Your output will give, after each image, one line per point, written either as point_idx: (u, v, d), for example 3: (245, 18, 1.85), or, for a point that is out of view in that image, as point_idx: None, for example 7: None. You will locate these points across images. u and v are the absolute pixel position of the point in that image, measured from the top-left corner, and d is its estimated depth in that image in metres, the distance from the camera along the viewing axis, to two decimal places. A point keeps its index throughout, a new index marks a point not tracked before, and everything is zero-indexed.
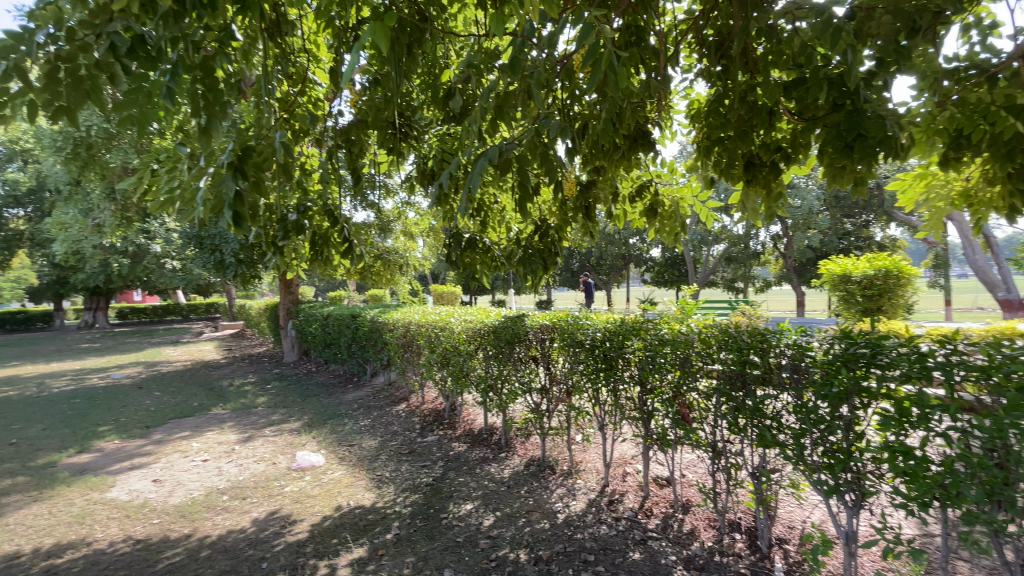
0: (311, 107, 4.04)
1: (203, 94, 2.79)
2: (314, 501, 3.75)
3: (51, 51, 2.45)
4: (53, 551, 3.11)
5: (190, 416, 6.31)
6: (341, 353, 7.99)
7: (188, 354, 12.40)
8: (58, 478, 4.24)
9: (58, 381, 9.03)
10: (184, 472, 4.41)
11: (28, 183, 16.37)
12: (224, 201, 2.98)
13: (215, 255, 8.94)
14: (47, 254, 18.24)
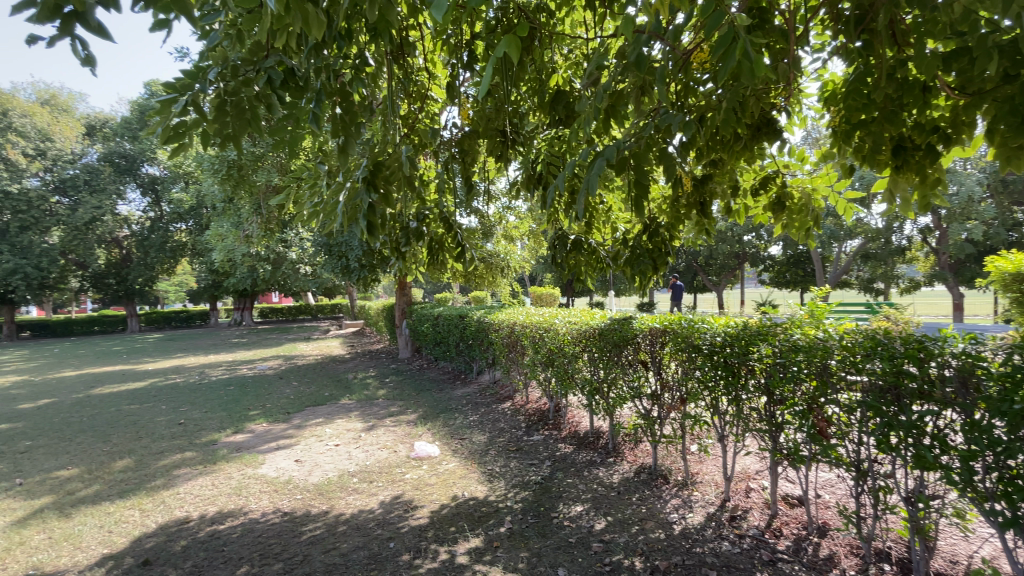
0: (426, 122, 4.31)
1: (341, 117, 3.11)
2: (431, 489, 3.99)
3: (222, 87, 2.86)
4: (220, 516, 3.62)
5: (323, 404, 7.06)
6: (450, 351, 8.43)
7: (318, 349, 13.86)
8: (221, 454, 4.95)
9: (217, 371, 10.58)
10: (320, 455, 4.93)
11: (193, 202, 19.38)
12: (358, 211, 3.30)
13: (341, 261, 9.96)
14: (207, 261, 21.42)
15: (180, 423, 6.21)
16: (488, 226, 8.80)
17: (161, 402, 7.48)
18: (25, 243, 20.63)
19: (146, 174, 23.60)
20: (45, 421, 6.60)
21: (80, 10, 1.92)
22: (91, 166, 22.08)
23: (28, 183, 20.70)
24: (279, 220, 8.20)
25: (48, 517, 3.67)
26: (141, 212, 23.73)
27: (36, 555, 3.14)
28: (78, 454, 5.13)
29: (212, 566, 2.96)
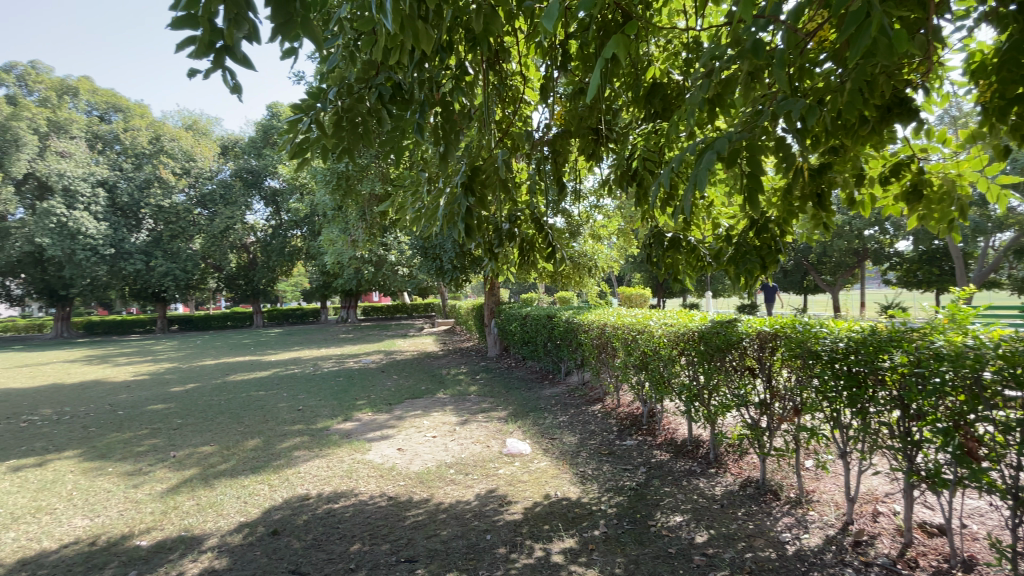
0: (519, 125, 4.38)
1: (442, 126, 3.27)
2: (525, 486, 4.06)
3: (339, 105, 3.13)
4: (335, 495, 3.96)
5: (420, 397, 7.48)
6: (538, 351, 8.49)
7: (414, 346, 14.66)
8: (332, 440, 5.41)
9: (327, 363, 11.63)
10: (419, 445, 5.22)
11: (307, 211, 21.43)
12: (457, 215, 3.44)
13: (435, 262, 10.46)
14: (318, 264, 23.55)
15: (298, 409, 6.90)
16: (576, 226, 8.70)
17: (281, 390, 8.36)
18: (175, 250, 24.12)
19: (268, 187, 26.42)
20: (192, 403, 7.66)
21: (229, 44, 2.20)
22: (225, 182, 25.24)
23: (178, 199, 24.20)
24: (380, 225, 8.81)
25: (198, 485, 4.25)
26: (265, 221, 26.69)
27: (190, 517, 3.64)
28: (218, 433, 5.88)
29: (329, 540, 3.24)
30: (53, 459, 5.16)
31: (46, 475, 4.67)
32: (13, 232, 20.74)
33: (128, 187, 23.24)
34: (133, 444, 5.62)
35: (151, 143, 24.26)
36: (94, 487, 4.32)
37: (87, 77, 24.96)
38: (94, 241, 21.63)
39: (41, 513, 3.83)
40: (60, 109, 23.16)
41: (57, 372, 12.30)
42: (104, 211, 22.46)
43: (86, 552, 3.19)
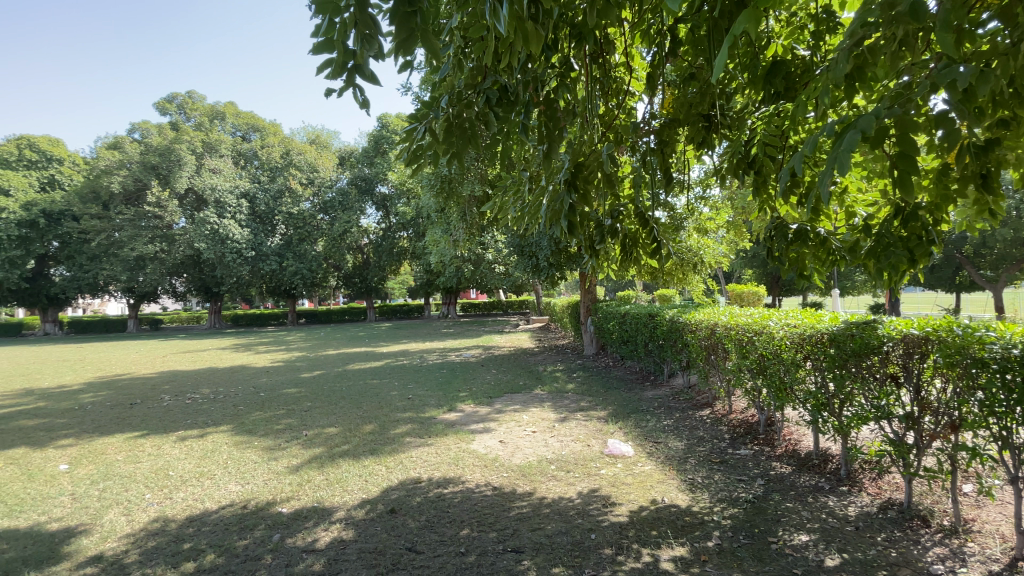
0: (623, 118, 4.28)
1: (546, 125, 3.29)
2: (629, 489, 3.96)
3: (450, 112, 3.29)
4: (444, 481, 4.18)
5: (519, 392, 7.63)
6: (638, 351, 8.24)
7: (511, 342, 14.98)
8: (439, 429, 5.71)
9: (431, 356, 12.31)
10: (520, 439, 5.33)
11: (412, 213, 22.84)
12: (560, 213, 3.44)
13: (532, 260, 10.57)
14: (422, 264, 24.96)
15: (408, 398, 7.39)
16: (680, 219, 8.24)
17: (392, 380, 9.02)
18: (302, 252, 27.09)
19: (379, 193, 28.26)
20: (318, 388, 8.54)
21: (359, 64, 2.42)
22: (342, 189, 27.72)
23: (303, 206, 27.09)
24: (478, 224, 9.03)
25: (325, 463, 4.72)
26: (376, 224, 28.59)
27: (320, 491, 4.06)
28: (340, 416, 6.49)
29: (440, 523, 3.43)
30: (213, 432, 6.05)
31: (208, 445, 5.49)
32: (180, 238, 24.63)
33: (264, 197, 26.51)
34: (272, 422, 6.40)
35: (282, 158, 27.65)
36: (244, 458, 4.99)
37: (231, 102, 28.92)
38: (239, 245, 24.95)
39: (205, 477, 4.50)
40: (212, 132, 27.11)
41: (213, 358, 14.40)
42: (246, 218, 25.85)
43: (241, 513, 3.69)
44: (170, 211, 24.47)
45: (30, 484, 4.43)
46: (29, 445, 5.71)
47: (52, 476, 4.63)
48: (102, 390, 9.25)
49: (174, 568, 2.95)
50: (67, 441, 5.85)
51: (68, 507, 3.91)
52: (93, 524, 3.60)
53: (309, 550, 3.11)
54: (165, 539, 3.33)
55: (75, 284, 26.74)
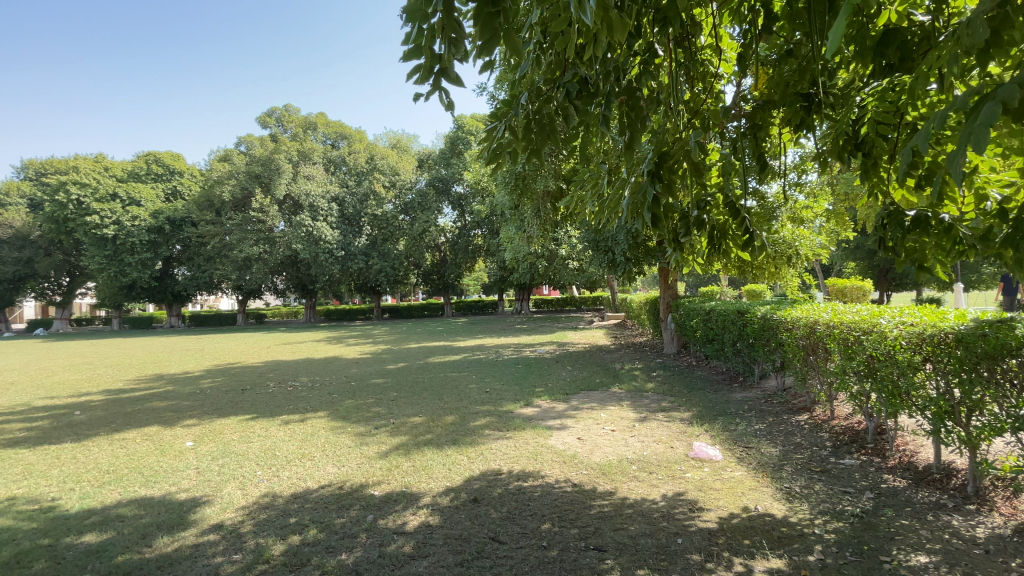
0: (710, 103, 4.05)
1: (628, 115, 3.19)
2: (717, 494, 3.77)
3: (529, 108, 3.31)
4: (523, 474, 4.23)
5: (596, 390, 7.54)
6: (724, 351, 7.81)
7: (586, 338, 14.82)
8: (517, 423, 5.79)
9: (507, 351, 12.49)
10: (599, 437, 5.26)
11: (486, 212, 23.27)
12: (643, 205, 3.33)
13: (609, 255, 10.36)
14: (496, 261, 25.39)
15: (486, 392, 7.56)
16: (771, 209, 7.68)
17: (470, 373, 9.28)
18: (386, 251, 28.62)
19: (455, 192, 29.04)
20: (402, 379, 8.99)
21: (445, 67, 2.50)
22: (421, 190, 28.85)
23: (386, 208, 28.61)
24: (553, 219, 8.98)
25: (411, 450, 4.96)
26: (453, 223, 29.42)
27: (407, 477, 4.27)
28: (423, 406, 6.79)
29: (521, 515, 3.47)
30: (311, 417, 6.58)
31: (307, 429, 5.97)
32: (280, 240, 26.96)
33: (351, 200, 28.32)
34: (362, 410, 6.83)
35: (367, 163, 29.34)
36: (338, 442, 5.37)
37: (321, 113, 31.15)
38: (330, 245, 26.83)
39: (306, 458, 4.91)
40: (306, 142, 29.39)
41: (309, 349, 15.64)
42: (336, 221, 27.75)
43: (338, 494, 3.98)
44: (271, 216, 26.86)
45: (164, 457, 5.08)
46: (163, 423, 6.54)
47: (181, 451, 5.27)
48: (218, 377, 10.39)
49: (282, 540, 3.25)
50: (192, 420, 6.63)
51: (194, 480, 4.43)
52: (215, 496, 4.05)
53: (400, 532, 3.29)
54: (274, 513, 3.68)
55: (195, 282, 30.57)
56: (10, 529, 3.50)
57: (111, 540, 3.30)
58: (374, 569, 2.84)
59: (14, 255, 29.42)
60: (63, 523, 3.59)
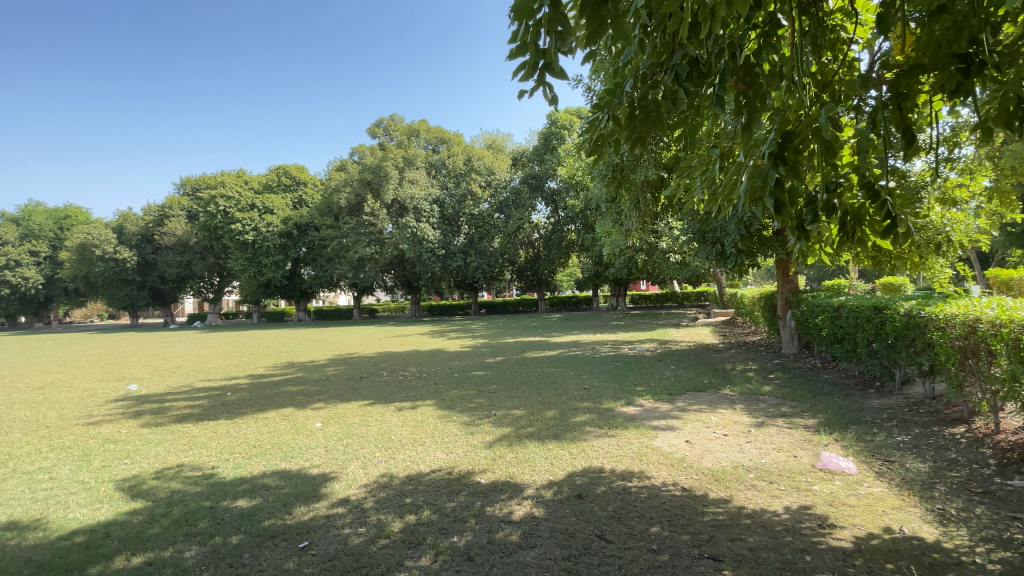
0: (841, 73, 3.62)
1: (745, 94, 2.96)
2: (852, 511, 3.37)
3: (634, 96, 3.21)
4: (628, 474, 4.12)
5: (704, 391, 7.13)
6: (857, 351, 6.92)
7: (690, 336, 14.07)
8: (620, 421, 5.66)
9: (605, 348, 12.28)
10: (710, 441, 4.96)
11: (581, 206, 23.04)
12: (763, 189, 3.06)
13: (716, 247, 9.69)
14: (591, 256, 25.02)
15: (586, 388, 7.50)
16: (916, 189, 6.67)
17: (569, 369, 9.27)
18: (483, 248, 29.53)
19: (549, 188, 29.04)
20: (502, 373, 9.24)
21: (550, 61, 2.50)
22: (516, 189, 29.21)
23: (482, 207, 29.51)
24: (653, 211, 8.61)
25: (514, 442, 5.08)
26: (546, 219, 29.46)
27: (511, 468, 4.37)
28: (523, 400, 6.91)
29: (628, 516, 3.39)
30: (420, 405, 7.02)
31: (417, 416, 6.36)
32: (388, 241, 29.01)
33: (450, 201, 29.67)
34: (466, 401, 7.13)
35: (465, 164, 30.47)
36: (446, 430, 5.66)
37: (423, 120, 33.03)
38: (432, 245, 28.32)
39: (417, 443, 5.23)
40: (410, 149, 31.38)
41: (415, 343, 16.67)
42: (437, 221, 29.22)
43: (447, 479, 4.19)
44: (380, 219, 28.99)
45: (299, 436, 5.72)
46: (295, 405, 7.37)
47: (312, 431, 5.91)
48: (339, 366, 11.46)
49: (400, 518, 3.49)
50: (320, 404, 7.39)
51: (323, 457, 4.93)
52: (340, 473, 4.47)
53: (507, 521, 3.37)
54: (391, 493, 3.97)
55: (318, 280, 34.10)
56: (183, 491, 4.16)
57: (259, 506, 3.79)
58: (484, 554, 2.95)
59: (179, 260, 34.95)
60: (222, 488, 4.19)
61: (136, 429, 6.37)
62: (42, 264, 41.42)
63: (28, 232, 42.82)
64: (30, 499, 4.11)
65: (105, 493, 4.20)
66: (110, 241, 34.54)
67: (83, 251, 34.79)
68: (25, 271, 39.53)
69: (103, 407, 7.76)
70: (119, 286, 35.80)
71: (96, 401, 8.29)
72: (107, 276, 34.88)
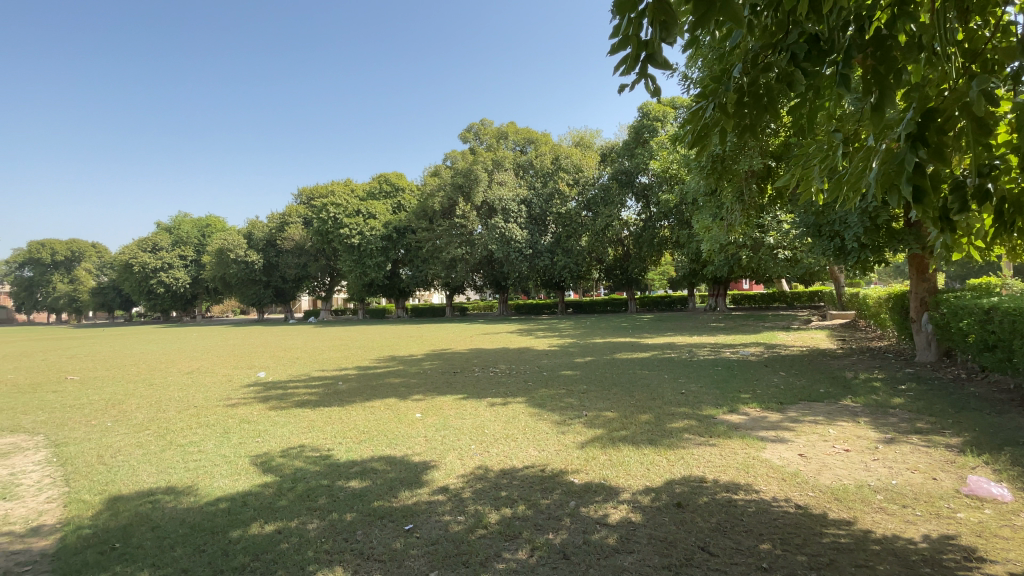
0: (1002, 37, 3.09)
1: (877, 70, 2.65)
2: (1011, 546, 2.87)
3: (743, 81, 3.02)
4: (733, 486, 3.87)
5: (819, 401, 6.48)
6: (1013, 360, 5.93)
7: (801, 341, 12.83)
8: (722, 429, 5.33)
9: (703, 351, 11.65)
10: (828, 456, 4.50)
11: (675, 200, 21.98)
12: (899, 177, 2.71)
13: (835, 242, 8.77)
14: (686, 253, 23.82)
15: (683, 393, 7.17)
16: None
17: (663, 372, 8.92)
18: (570, 247, 29.35)
19: (640, 183, 27.62)
20: (592, 373, 9.14)
21: (653, 52, 2.44)
22: (605, 186, 28.41)
23: (570, 205, 29.30)
24: (758, 204, 8.02)
25: (607, 444, 5.00)
26: (637, 215, 28.49)
27: (605, 470, 4.31)
28: (616, 402, 6.77)
29: (733, 529, 3.19)
30: (512, 402, 7.17)
31: (510, 413, 6.50)
32: (478, 241, 29.95)
33: (538, 201, 29.90)
34: (557, 400, 7.15)
35: (552, 163, 30.48)
36: (538, 428, 5.71)
37: (512, 122, 33.64)
38: (520, 245, 28.78)
39: (510, 439, 5.34)
40: (500, 151, 32.22)
41: (504, 341, 17.05)
42: (525, 221, 29.60)
43: (541, 476, 4.23)
44: (471, 220, 30.00)
45: (402, 425, 6.12)
46: (397, 396, 7.88)
47: (413, 421, 6.28)
48: (435, 360, 12.06)
49: (497, 510, 3.59)
50: (419, 396, 7.84)
51: (423, 446, 5.22)
52: (439, 462, 4.70)
53: (602, 523, 3.33)
54: (487, 485, 4.09)
55: (415, 280, 36.14)
56: (304, 469, 4.64)
57: (369, 487, 4.11)
58: (580, 554, 2.94)
59: (296, 262, 38.98)
60: (336, 469, 4.60)
61: (265, 411, 7.22)
62: (190, 266, 48.38)
63: (179, 239, 50.23)
64: (186, 468, 4.82)
65: (242, 466, 4.80)
66: (241, 246, 39.45)
67: (220, 255, 40.10)
68: (177, 273, 46.46)
69: (238, 391, 8.88)
70: (248, 285, 40.77)
71: (233, 386, 9.53)
72: (239, 277, 39.88)
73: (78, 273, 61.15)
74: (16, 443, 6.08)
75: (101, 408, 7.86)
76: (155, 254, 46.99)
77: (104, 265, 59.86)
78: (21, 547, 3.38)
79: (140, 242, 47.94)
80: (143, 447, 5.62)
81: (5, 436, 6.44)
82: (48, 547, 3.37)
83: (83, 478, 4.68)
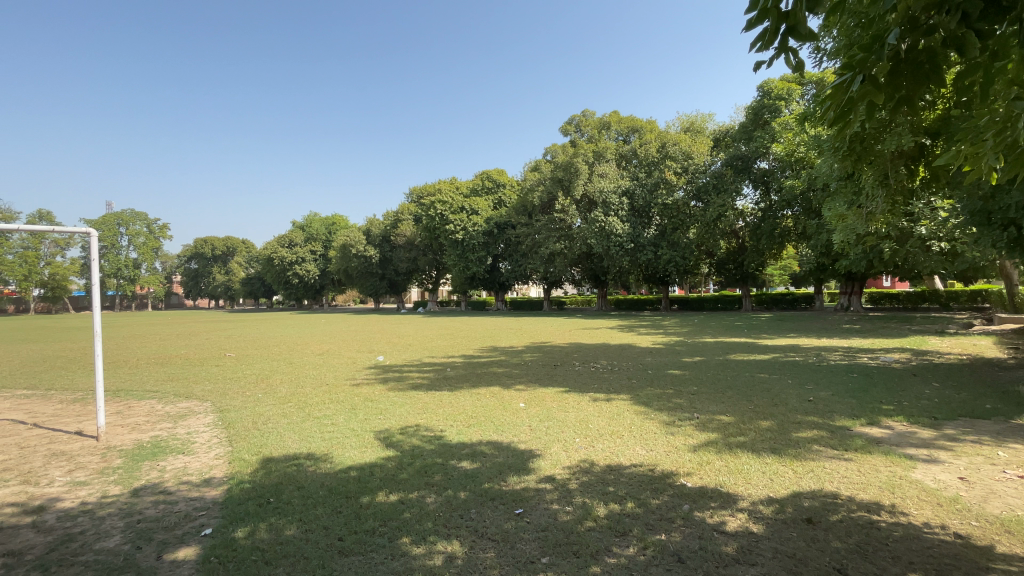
0: None
1: None
2: None
3: (901, 49, 2.66)
4: (877, 507, 3.43)
5: (986, 418, 5.52)
6: None
7: (958, 348, 10.94)
8: (859, 443, 4.75)
9: (834, 355, 10.44)
10: (998, 482, 3.81)
11: (799, 186, 19.81)
12: None
13: (1010, 231, 7.37)
14: (812, 247, 21.34)
15: (811, 400, 6.51)
16: None
17: (785, 376, 8.17)
18: (676, 240, 27.77)
19: (758, 169, 25.29)
20: (703, 373, 8.65)
21: (794, 24, 2.54)
22: (717, 173, 26.40)
23: (678, 195, 27.60)
24: (907, 187, 6.93)
25: (723, 449, 4.71)
26: (754, 204, 25.97)
27: (722, 476, 4.06)
28: (731, 406, 6.35)
29: (875, 553, 2.84)
30: (615, 399, 7.04)
31: (614, 409, 6.39)
32: (578, 236, 29.65)
33: (642, 192, 28.87)
34: (664, 399, 6.89)
35: (659, 151, 29.04)
36: (645, 427, 5.54)
37: (615, 111, 32.89)
38: (621, 238, 28.02)
39: (615, 435, 5.26)
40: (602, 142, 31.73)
41: (606, 336, 16.61)
42: (626, 214, 28.80)
43: (650, 476, 4.11)
44: (570, 214, 29.92)
45: (508, 413, 6.32)
46: (501, 385, 8.17)
47: (518, 410, 6.45)
48: (536, 352, 12.23)
49: (604, 505, 3.56)
50: (521, 387, 8.03)
51: (528, 435, 5.35)
52: (545, 452, 4.78)
53: (720, 531, 3.15)
54: (594, 479, 4.07)
55: (514, 274, 36.73)
56: (420, 447, 4.99)
57: (479, 470, 4.30)
58: (697, 560, 2.81)
59: (407, 256, 41.78)
60: (449, 450, 4.87)
61: (383, 392, 7.87)
62: (319, 260, 54.18)
63: (310, 236, 56.36)
64: (322, 438, 5.44)
65: (368, 440, 5.29)
66: (361, 242, 43.16)
67: (343, 250, 44.31)
68: (308, 266, 52.38)
69: (361, 373, 9.76)
70: (366, 278, 44.56)
71: (356, 367, 10.51)
72: (359, 270, 43.75)
73: (232, 267, 71.23)
74: (192, 407, 7.30)
75: (252, 382, 9.10)
76: (290, 249, 53.25)
77: (252, 259, 69.17)
78: (198, 494, 4.06)
79: (279, 238, 54.62)
80: (286, 417, 6.44)
81: (183, 401, 7.77)
82: (218, 496, 4.01)
83: (242, 441, 5.49)
